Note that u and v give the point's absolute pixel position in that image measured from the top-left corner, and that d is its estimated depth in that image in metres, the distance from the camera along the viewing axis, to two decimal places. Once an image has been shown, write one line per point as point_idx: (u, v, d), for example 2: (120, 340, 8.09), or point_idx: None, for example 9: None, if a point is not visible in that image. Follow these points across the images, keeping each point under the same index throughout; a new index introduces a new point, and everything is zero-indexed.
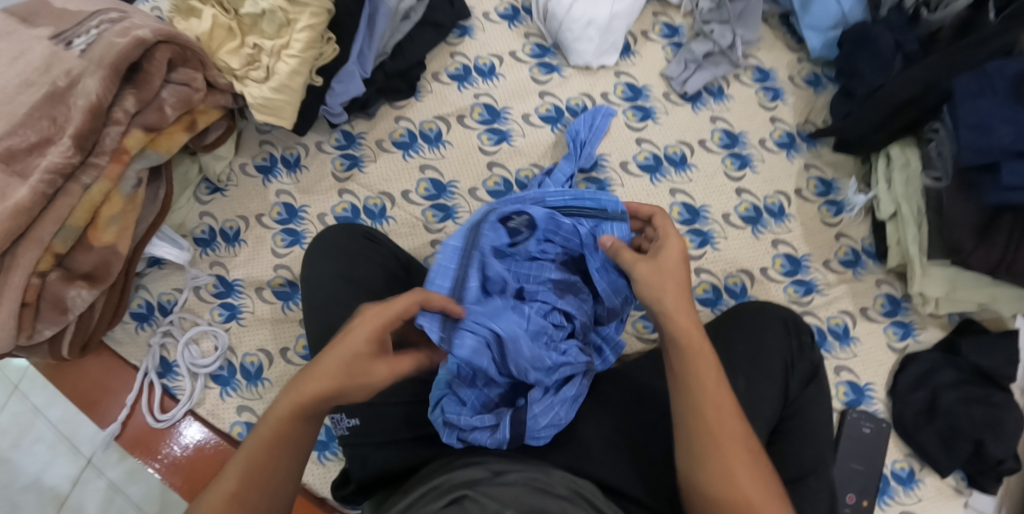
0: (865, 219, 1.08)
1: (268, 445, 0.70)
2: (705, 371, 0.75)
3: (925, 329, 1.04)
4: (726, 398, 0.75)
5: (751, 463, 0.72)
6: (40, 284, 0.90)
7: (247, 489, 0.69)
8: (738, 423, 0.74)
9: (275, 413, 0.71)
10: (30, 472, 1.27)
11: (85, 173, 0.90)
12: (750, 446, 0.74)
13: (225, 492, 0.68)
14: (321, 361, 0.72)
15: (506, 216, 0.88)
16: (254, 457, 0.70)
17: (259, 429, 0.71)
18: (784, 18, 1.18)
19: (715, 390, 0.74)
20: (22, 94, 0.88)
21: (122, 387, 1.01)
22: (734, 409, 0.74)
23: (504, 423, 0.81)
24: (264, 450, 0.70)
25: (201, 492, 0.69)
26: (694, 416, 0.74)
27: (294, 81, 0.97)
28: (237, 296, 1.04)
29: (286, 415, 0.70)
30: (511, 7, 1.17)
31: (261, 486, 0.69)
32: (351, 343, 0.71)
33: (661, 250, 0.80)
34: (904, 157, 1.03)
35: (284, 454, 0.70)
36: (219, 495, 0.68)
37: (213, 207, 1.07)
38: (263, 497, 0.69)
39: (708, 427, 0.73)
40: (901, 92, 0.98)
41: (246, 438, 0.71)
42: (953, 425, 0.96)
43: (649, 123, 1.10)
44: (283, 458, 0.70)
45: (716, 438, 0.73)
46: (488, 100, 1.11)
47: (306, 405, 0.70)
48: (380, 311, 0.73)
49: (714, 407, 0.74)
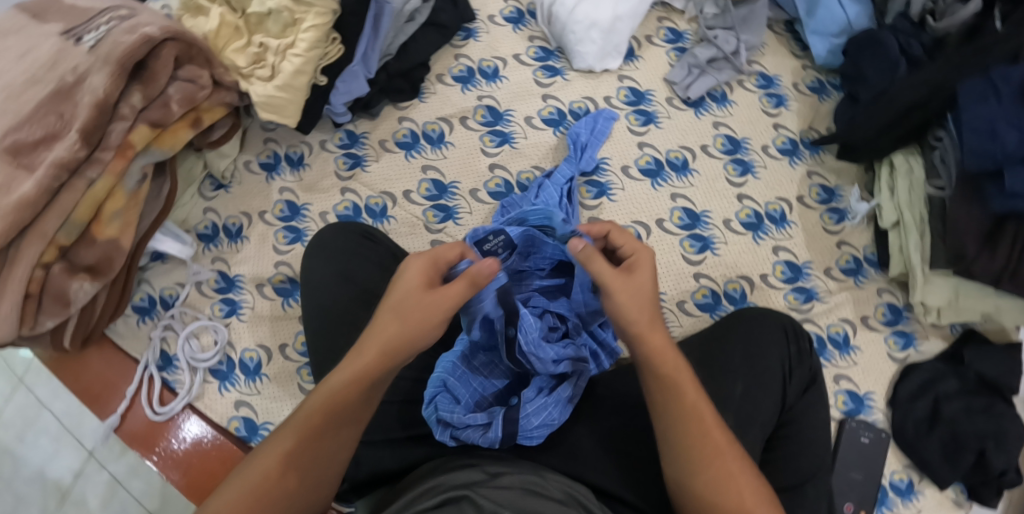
0: (867, 227, 1.07)
1: (327, 408, 0.72)
2: (685, 384, 0.75)
3: (927, 339, 1.03)
4: (709, 409, 0.74)
5: (744, 472, 0.72)
6: (43, 276, 0.91)
7: (302, 449, 0.71)
8: (723, 433, 0.73)
9: (337, 376, 0.73)
10: (34, 464, 1.28)
11: (89, 167, 0.91)
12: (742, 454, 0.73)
13: (281, 449, 0.71)
14: (382, 311, 0.75)
15: (482, 238, 0.86)
16: (311, 417, 0.72)
17: (321, 390, 0.73)
18: (789, 25, 1.18)
19: (697, 402, 0.74)
20: (27, 92, 0.90)
21: (122, 380, 1.02)
22: (718, 421, 0.74)
23: (496, 422, 0.80)
24: (323, 410, 0.72)
25: (261, 445, 0.72)
26: (678, 428, 0.73)
27: (298, 80, 0.98)
28: (238, 292, 1.05)
29: (347, 378, 0.73)
30: (516, 11, 1.18)
31: (316, 449, 0.72)
32: (404, 283, 0.75)
33: (633, 266, 0.78)
34: (907, 165, 1.03)
35: (341, 419, 0.72)
36: (274, 452, 0.71)
37: (217, 204, 1.08)
38: (317, 459, 0.72)
39: (698, 437, 0.73)
40: (906, 97, 0.97)
41: (307, 398, 0.73)
42: (955, 435, 0.95)
43: (652, 127, 1.10)
44: (339, 422, 0.72)
45: (705, 448, 0.72)
46: (491, 102, 1.12)
47: (369, 366, 0.73)
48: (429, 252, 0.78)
49: (697, 423, 0.73)
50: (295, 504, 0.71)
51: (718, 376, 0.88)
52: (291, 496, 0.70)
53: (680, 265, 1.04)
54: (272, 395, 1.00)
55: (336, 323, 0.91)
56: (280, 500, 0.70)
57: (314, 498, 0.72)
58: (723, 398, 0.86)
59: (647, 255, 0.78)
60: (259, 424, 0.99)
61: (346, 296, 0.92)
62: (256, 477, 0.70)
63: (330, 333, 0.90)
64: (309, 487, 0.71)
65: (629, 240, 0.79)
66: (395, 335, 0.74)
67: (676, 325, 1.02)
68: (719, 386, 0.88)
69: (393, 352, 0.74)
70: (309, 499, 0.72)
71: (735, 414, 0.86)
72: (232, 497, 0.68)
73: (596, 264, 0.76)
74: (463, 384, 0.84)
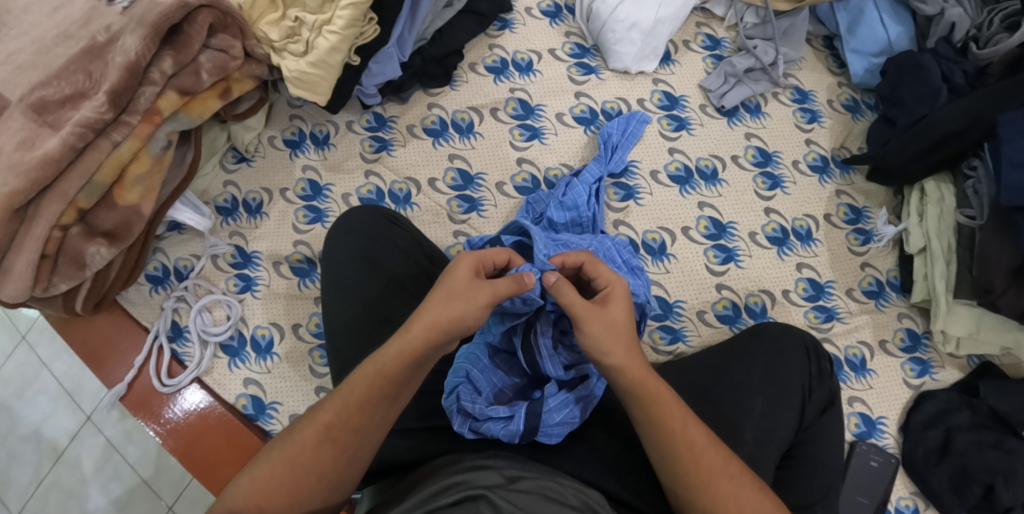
0: (892, 250, 1.07)
1: (366, 385, 0.72)
2: (674, 412, 0.74)
3: (943, 369, 1.03)
4: (700, 432, 0.74)
5: (743, 492, 0.73)
6: (61, 237, 0.90)
7: (340, 423, 0.72)
8: (716, 454, 0.74)
9: (381, 355, 0.73)
10: (30, 422, 1.26)
11: (116, 130, 0.89)
12: (739, 473, 0.74)
13: (321, 420, 0.73)
14: (434, 292, 0.74)
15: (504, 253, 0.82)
16: (351, 393, 0.73)
17: (364, 367, 0.73)
18: (828, 41, 1.17)
19: (690, 426, 0.74)
20: (59, 46, 0.90)
21: (130, 348, 1.00)
22: (710, 441, 0.74)
23: (519, 415, 0.80)
24: (363, 386, 0.72)
25: (306, 415, 0.74)
26: (675, 453, 0.73)
27: (332, 57, 0.96)
28: (255, 268, 1.03)
29: (391, 356, 0.72)
30: (555, 5, 1.16)
31: (354, 425, 0.72)
32: (454, 278, 0.74)
33: (611, 298, 0.76)
34: (938, 193, 1.02)
35: (379, 397, 0.72)
36: (314, 423, 0.73)
37: (238, 177, 1.07)
38: (354, 434, 0.72)
39: (700, 462, 0.73)
40: (946, 124, 0.96)
41: (352, 374, 0.74)
42: (965, 467, 0.94)
43: (684, 133, 1.09)
44: (377, 401, 0.72)
45: (698, 475, 0.73)
46: (523, 96, 1.10)
47: (417, 346, 0.72)
48: (476, 250, 0.77)
49: (687, 450, 0.73)
50: (328, 477, 0.72)
51: (737, 391, 0.88)
52: (324, 469, 0.72)
53: (703, 275, 1.03)
54: (282, 375, 0.99)
55: (364, 312, 0.89)
56: (315, 471, 0.71)
57: (348, 474, 0.73)
58: (743, 414, 0.87)
59: (623, 289, 0.77)
60: (267, 403, 0.98)
61: (368, 280, 0.91)
62: (294, 446, 0.72)
63: (358, 322, 0.89)
64: (344, 462, 0.72)
65: (608, 274, 0.78)
66: (447, 315, 0.72)
67: (694, 335, 1.01)
68: (738, 401, 0.88)
69: (439, 331, 0.72)
70: (345, 473, 0.73)
71: (754, 430, 0.86)
72: (271, 462, 0.72)
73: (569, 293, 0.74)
74: (485, 376, 0.83)
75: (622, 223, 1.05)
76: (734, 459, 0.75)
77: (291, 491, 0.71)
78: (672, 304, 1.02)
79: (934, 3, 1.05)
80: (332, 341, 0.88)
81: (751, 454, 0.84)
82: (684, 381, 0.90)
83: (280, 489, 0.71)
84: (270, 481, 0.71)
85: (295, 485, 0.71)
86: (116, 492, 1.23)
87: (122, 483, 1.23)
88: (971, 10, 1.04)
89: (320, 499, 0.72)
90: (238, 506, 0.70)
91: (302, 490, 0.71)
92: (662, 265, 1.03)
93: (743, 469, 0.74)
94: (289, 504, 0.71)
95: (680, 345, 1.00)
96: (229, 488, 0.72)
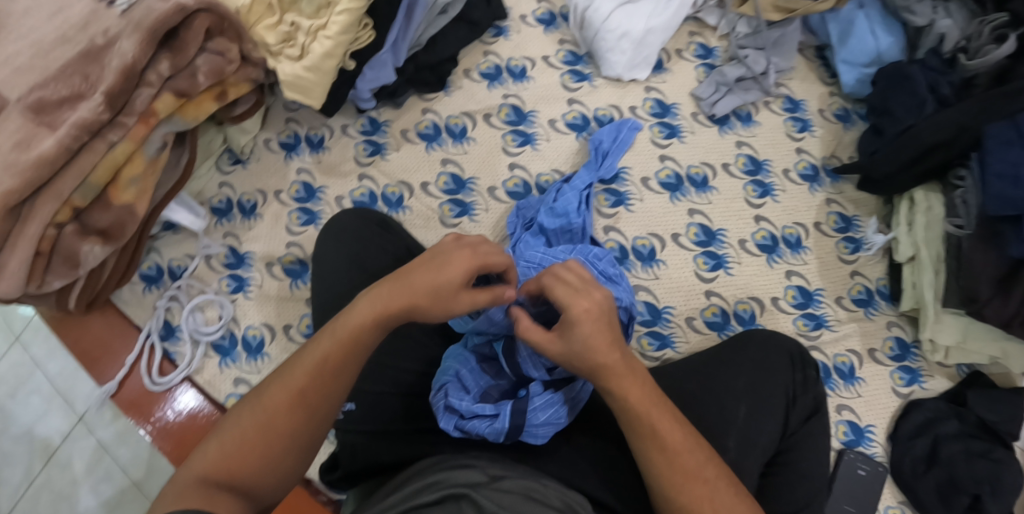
0: (882, 259, 1.07)
1: (340, 348, 0.72)
2: (655, 418, 0.74)
3: (932, 377, 1.03)
4: (678, 434, 0.74)
5: (717, 496, 0.72)
6: (55, 236, 0.91)
7: (312, 385, 0.72)
8: (692, 457, 0.73)
9: (353, 318, 0.73)
10: (24, 422, 1.28)
11: (111, 131, 0.90)
12: (715, 477, 0.73)
13: (292, 383, 0.72)
14: (416, 277, 0.74)
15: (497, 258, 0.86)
16: (324, 356, 0.72)
17: (334, 331, 0.73)
18: (819, 51, 1.19)
19: (664, 430, 0.73)
20: (58, 49, 0.91)
21: (123, 347, 1.01)
22: (689, 444, 0.74)
23: (504, 412, 0.80)
24: (336, 350, 0.72)
25: (272, 378, 0.73)
26: (646, 449, 0.74)
27: (327, 63, 0.97)
28: (247, 269, 1.04)
29: (364, 321, 0.73)
30: (549, 13, 1.18)
31: (326, 387, 0.72)
32: (446, 275, 0.73)
33: (568, 319, 0.73)
34: (927, 202, 1.02)
35: (352, 360, 0.73)
36: (285, 386, 0.72)
37: (233, 179, 1.08)
38: (326, 396, 0.72)
39: (679, 467, 0.73)
40: (931, 134, 0.97)
41: (319, 337, 0.73)
42: (952, 477, 0.95)
43: (675, 140, 1.10)
44: (349, 362, 0.72)
45: (672, 477, 0.73)
46: (516, 102, 1.12)
47: (386, 314, 0.73)
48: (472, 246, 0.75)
49: (670, 452, 0.73)
50: (301, 439, 0.71)
51: (722, 399, 0.88)
52: (297, 431, 0.71)
53: (692, 281, 1.04)
54: None
55: (334, 303, 0.91)
56: (288, 433, 0.71)
57: (318, 434, 0.72)
58: (726, 422, 0.87)
59: (579, 307, 0.73)
60: None
61: (358, 283, 0.92)
62: (265, 410, 0.71)
63: None
64: (316, 422, 0.72)
65: (563, 291, 0.74)
66: (421, 298, 0.73)
67: (683, 341, 1.01)
68: (723, 410, 0.88)
69: (415, 314, 0.74)
70: (316, 435, 0.72)
71: (737, 437, 0.86)
72: (240, 427, 0.70)
73: (530, 327, 0.75)
74: (473, 376, 0.85)
75: (612, 229, 1.05)
76: (712, 463, 0.74)
77: (262, 454, 0.70)
78: (661, 310, 1.02)
79: (925, 14, 1.06)
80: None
81: (735, 460, 0.84)
82: (668, 386, 0.91)
83: (253, 451, 0.70)
84: (241, 445, 0.70)
85: (267, 447, 0.70)
86: (106, 493, 1.23)
87: (112, 484, 1.24)
88: (960, 21, 1.05)
89: (292, 460, 0.71)
90: (208, 473, 0.68)
91: (275, 452, 0.70)
92: (651, 271, 1.04)
93: (720, 472, 0.73)
94: (262, 465, 0.70)
95: (668, 351, 1.01)
96: (199, 454, 0.70)
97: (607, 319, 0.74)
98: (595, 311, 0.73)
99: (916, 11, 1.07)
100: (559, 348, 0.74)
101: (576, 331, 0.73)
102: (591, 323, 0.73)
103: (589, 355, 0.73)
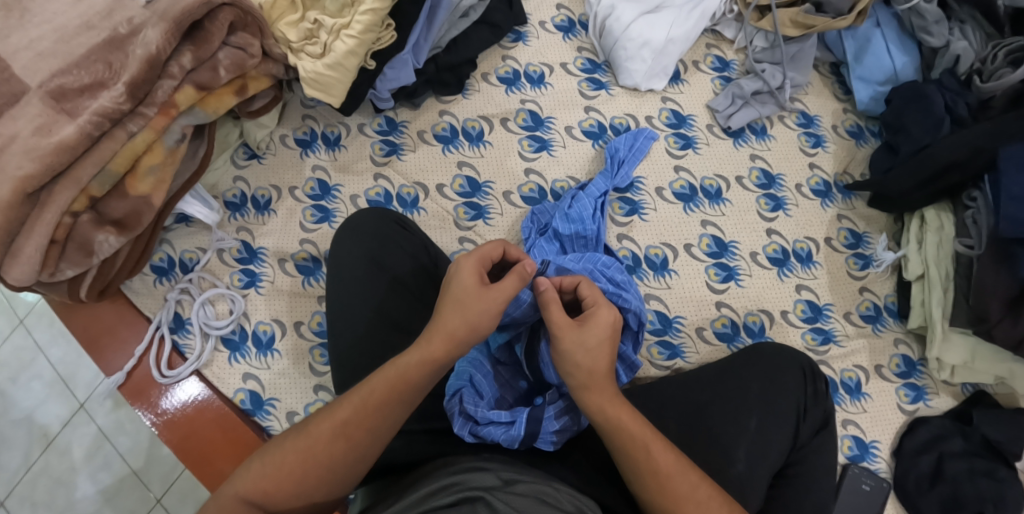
0: (891, 276, 1.08)
1: (387, 385, 0.72)
2: (639, 436, 0.74)
3: (938, 395, 1.03)
4: (669, 457, 0.74)
5: None
6: (71, 223, 0.90)
7: (356, 420, 0.72)
8: (683, 480, 0.73)
9: (404, 359, 0.73)
10: (24, 407, 1.27)
11: (132, 120, 0.90)
12: (707, 499, 0.72)
13: (337, 415, 0.72)
14: (444, 305, 0.75)
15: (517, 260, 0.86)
16: (371, 393, 0.72)
17: (386, 369, 0.73)
18: (834, 68, 1.20)
19: (654, 453, 0.73)
20: (81, 36, 0.91)
21: (132, 337, 1.00)
22: (681, 466, 0.73)
23: (520, 419, 0.80)
24: (383, 387, 0.72)
25: (322, 409, 0.74)
26: (638, 477, 0.73)
27: (349, 61, 0.98)
28: (260, 264, 1.04)
29: (411, 363, 0.73)
30: (568, 20, 1.18)
31: (369, 423, 0.72)
32: (457, 286, 0.75)
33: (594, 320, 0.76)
34: (938, 221, 1.04)
35: (398, 399, 0.72)
36: (330, 418, 0.72)
37: (248, 173, 1.08)
38: (369, 433, 0.72)
39: (669, 491, 0.72)
40: (947, 153, 0.98)
41: (372, 374, 0.74)
42: (956, 495, 0.95)
43: (690, 151, 1.11)
44: (395, 403, 0.72)
45: (663, 503, 0.72)
46: (534, 107, 1.12)
47: (436, 350, 0.73)
48: (476, 250, 0.77)
49: (661, 474, 0.73)
50: (336, 473, 0.71)
51: (734, 410, 0.89)
52: (334, 464, 0.71)
53: (703, 292, 1.04)
54: (282, 371, 1.00)
55: (352, 301, 0.91)
56: (325, 464, 0.71)
57: (354, 471, 0.72)
58: (737, 432, 0.88)
59: (606, 315, 0.76)
60: (264, 399, 0.99)
61: (375, 283, 0.92)
62: (308, 439, 0.72)
63: (368, 326, 0.90)
64: (354, 460, 0.72)
65: (597, 296, 0.78)
66: (458, 323, 0.73)
67: (693, 351, 1.02)
68: (734, 421, 0.89)
69: (456, 342, 0.74)
70: (353, 470, 0.72)
71: (747, 448, 0.87)
72: (282, 450, 0.72)
73: (552, 310, 0.75)
74: (487, 381, 0.84)
75: (625, 237, 1.06)
76: (704, 485, 0.73)
77: (298, 481, 0.70)
78: (672, 319, 1.03)
79: (941, 36, 1.07)
80: (351, 353, 0.89)
81: (741, 474, 0.86)
82: (681, 397, 0.91)
83: (290, 476, 0.70)
84: (280, 470, 0.71)
85: (304, 475, 0.71)
86: (104, 482, 1.23)
87: (111, 473, 1.24)
88: (975, 44, 1.07)
89: (325, 492, 0.72)
90: (246, 491, 0.70)
91: (309, 481, 0.71)
92: (663, 281, 1.04)
93: (711, 494, 0.73)
94: (297, 492, 0.71)
95: (678, 361, 1.01)
96: (240, 472, 0.72)
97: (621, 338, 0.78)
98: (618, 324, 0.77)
99: (932, 31, 1.08)
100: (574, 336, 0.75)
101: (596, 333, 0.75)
102: (609, 334, 0.76)
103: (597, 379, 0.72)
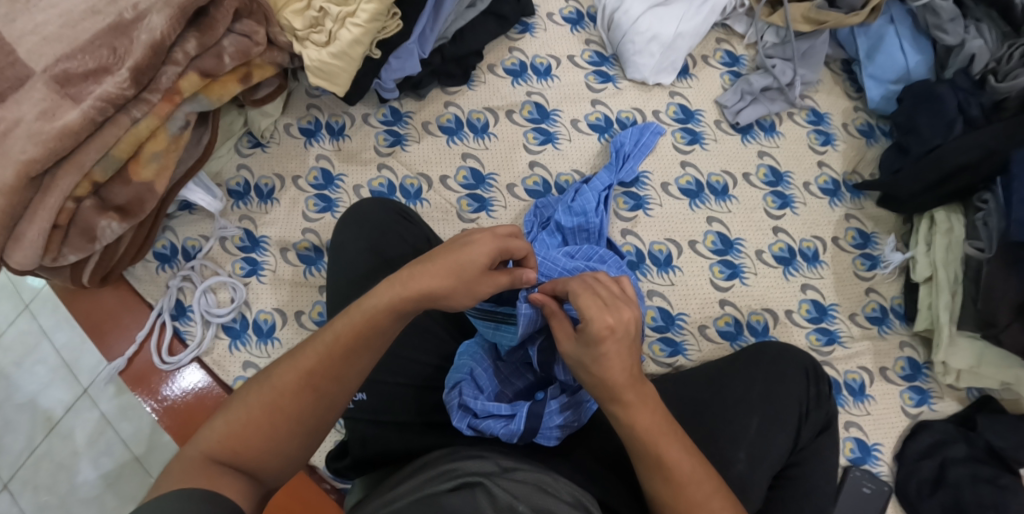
0: (898, 278, 1.07)
1: (353, 332, 0.71)
2: (656, 445, 0.72)
3: (942, 399, 1.02)
4: (686, 466, 0.72)
5: None
6: (74, 208, 0.90)
7: (321, 369, 0.71)
8: (698, 488, 0.72)
9: (369, 303, 0.72)
10: (28, 391, 1.28)
11: (135, 106, 0.90)
12: (719, 510, 0.72)
13: (301, 366, 0.71)
14: (436, 259, 0.72)
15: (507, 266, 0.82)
16: (335, 341, 0.71)
17: (349, 314, 0.72)
18: (846, 65, 1.18)
19: (669, 461, 0.72)
20: (86, 21, 0.90)
21: (133, 323, 1.01)
22: (696, 475, 0.73)
23: (520, 414, 0.80)
24: (348, 333, 0.71)
25: (283, 359, 0.72)
26: (653, 482, 0.73)
27: (354, 50, 0.97)
28: (261, 253, 1.04)
29: (380, 307, 0.71)
30: (576, 12, 1.17)
31: (335, 371, 0.71)
32: (464, 255, 0.71)
33: (590, 332, 0.70)
34: (948, 223, 1.02)
35: (365, 346, 0.72)
36: (294, 369, 0.71)
37: (252, 162, 1.08)
38: (335, 380, 0.71)
39: (684, 499, 0.72)
40: (958, 156, 0.96)
41: (334, 319, 0.73)
42: (958, 500, 0.94)
43: (697, 147, 1.10)
44: (361, 350, 0.71)
45: (676, 506, 0.73)
46: (540, 100, 1.11)
47: (404, 299, 0.71)
48: (502, 236, 0.73)
49: (669, 480, 0.72)
50: (306, 422, 0.71)
51: (734, 409, 0.89)
52: (304, 414, 0.71)
53: (707, 290, 1.03)
54: None
55: (351, 293, 0.91)
56: (293, 416, 0.71)
57: (325, 419, 0.72)
58: (738, 433, 0.87)
59: (603, 323, 0.70)
60: None
61: (375, 273, 0.92)
62: (273, 392, 0.71)
63: None
64: (322, 408, 0.72)
65: (591, 301, 0.71)
66: (432, 283, 0.71)
67: (694, 349, 1.01)
68: (736, 420, 0.88)
69: (429, 298, 0.72)
70: (323, 419, 0.72)
71: (748, 449, 0.86)
72: (247, 406, 0.71)
73: (553, 322, 0.73)
74: (488, 375, 0.84)
75: (629, 232, 1.05)
76: (718, 494, 0.73)
77: (269, 435, 0.70)
78: (675, 317, 1.02)
79: (956, 34, 1.05)
80: None
81: (742, 473, 0.85)
82: (684, 394, 0.90)
83: (259, 431, 0.70)
84: (248, 426, 0.70)
85: (273, 428, 0.70)
86: (106, 467, 1.24)
87: (113, 459, 1.24)
88: (991, 43, 1.05)
89: (297, 444, 0.71)
90: (213, 449, 0.69)
91: (279, 434, 0.70)
92: (667, 277, 1.03)
93: (724, 504, 0.73)
94: (268, 446, 0.70)
95: (679, 358, 1.01)
96: (205, 431, 0.70)
97: (627, 342, 0.71)
98: (619, 329, 0.70)
99: (947, 30, 1.05)
100: (572, 351, 0.72)
101: (596, 346, 0.70)
102: (611, 342, 0.70)
103: (601, 378, 0.71)
